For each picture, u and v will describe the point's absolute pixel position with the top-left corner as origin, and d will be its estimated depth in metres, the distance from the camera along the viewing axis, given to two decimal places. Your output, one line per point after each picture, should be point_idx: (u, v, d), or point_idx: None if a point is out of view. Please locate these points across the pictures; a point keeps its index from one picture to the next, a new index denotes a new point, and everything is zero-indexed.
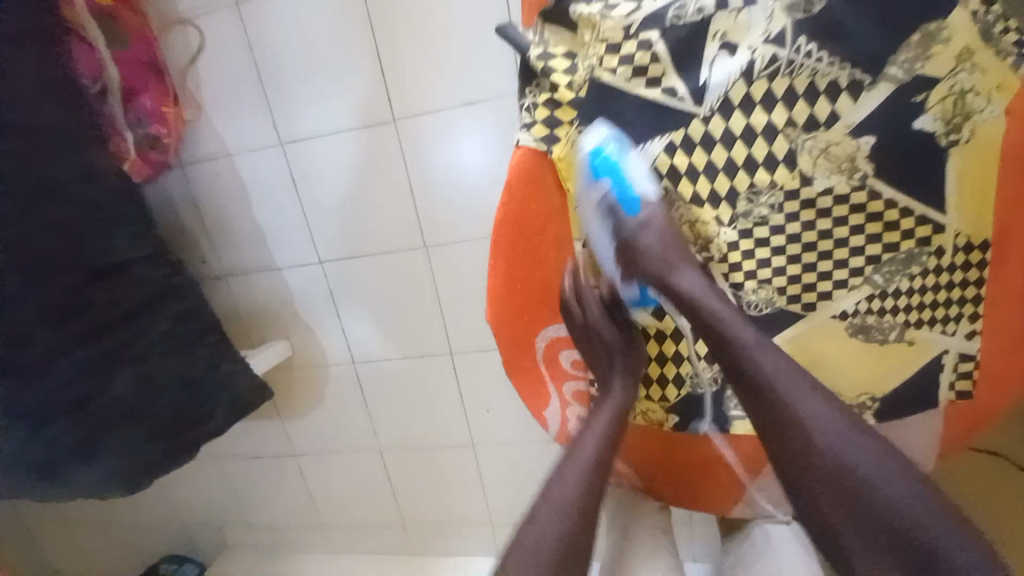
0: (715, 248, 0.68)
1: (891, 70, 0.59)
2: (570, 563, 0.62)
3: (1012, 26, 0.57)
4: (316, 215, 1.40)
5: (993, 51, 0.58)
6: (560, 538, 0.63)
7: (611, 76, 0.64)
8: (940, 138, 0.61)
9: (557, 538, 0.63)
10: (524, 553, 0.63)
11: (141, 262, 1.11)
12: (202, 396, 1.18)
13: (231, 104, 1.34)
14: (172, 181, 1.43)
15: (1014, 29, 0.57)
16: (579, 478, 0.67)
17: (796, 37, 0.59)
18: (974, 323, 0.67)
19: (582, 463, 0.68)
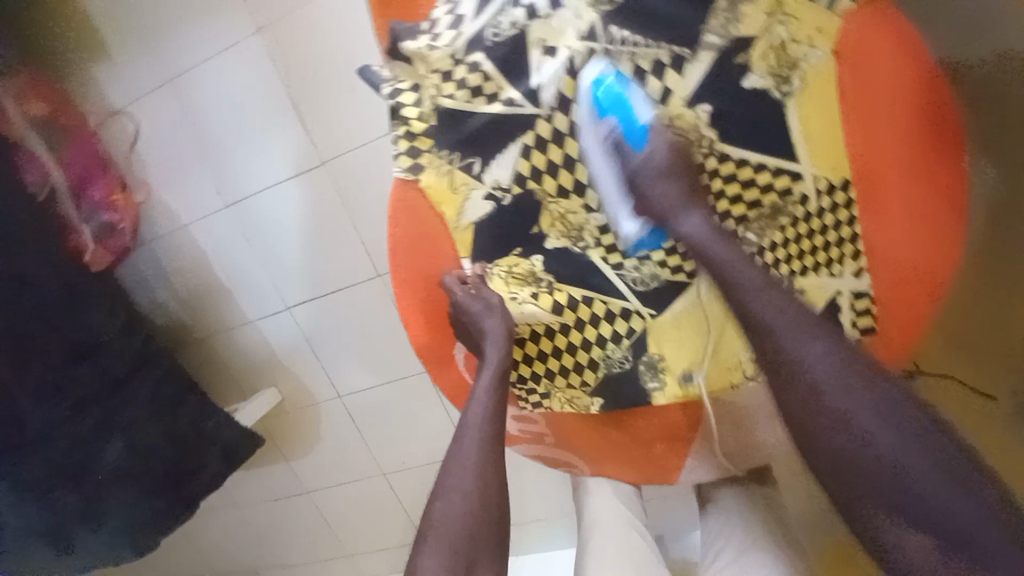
0: (588, 235, 0.73)
1: (707, 38, 0.60)
2: (477, 512, 0.66)
3: None
4: (273, 264, 1.46)
5: None
6: (470, 511, 0.66)
7: (451, 100, 0.67)
8: (775, 91, 0.62)
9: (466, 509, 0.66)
10: (433, 531, 0.65)
11: (117, 338, 1.16)
12: (192, 451, 1.24)
13: (175, 178, 1.42)
14: (140, 258, 1.53)
15: None
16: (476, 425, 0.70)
17: (607, 27, 0.61)
18: (858, 260, 0.67)
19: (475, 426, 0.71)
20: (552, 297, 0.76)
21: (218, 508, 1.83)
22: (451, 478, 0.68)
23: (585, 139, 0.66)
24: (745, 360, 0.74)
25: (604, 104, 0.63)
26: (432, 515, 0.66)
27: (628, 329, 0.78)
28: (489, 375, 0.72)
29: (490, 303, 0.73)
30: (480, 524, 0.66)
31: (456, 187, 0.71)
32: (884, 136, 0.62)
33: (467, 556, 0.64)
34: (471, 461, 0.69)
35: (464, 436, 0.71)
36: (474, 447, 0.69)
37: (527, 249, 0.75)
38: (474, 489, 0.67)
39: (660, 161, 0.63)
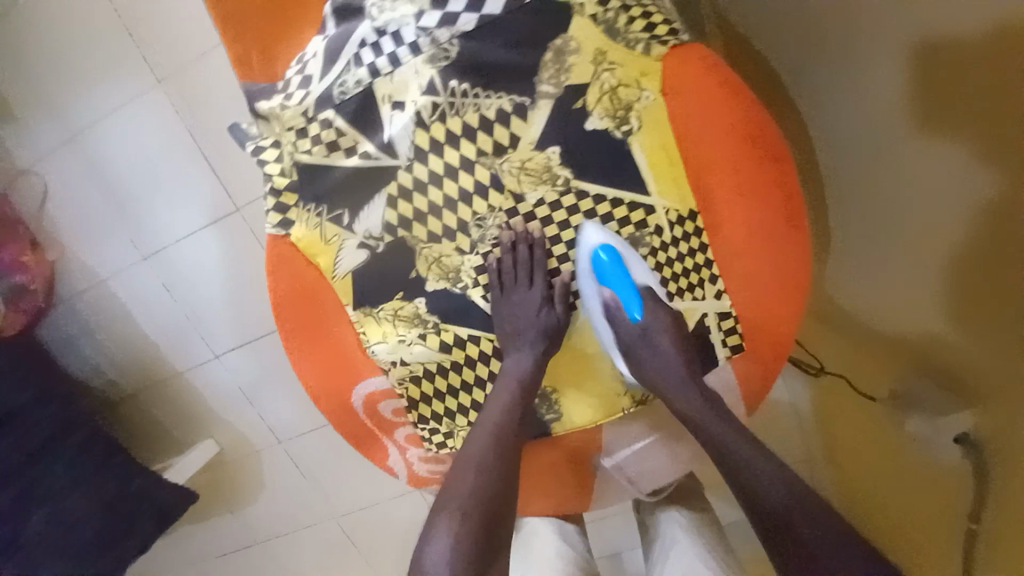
0: (465, 275, 0.73)
1: (542, 87, 0.64)
2: (499, 495, 0.66)
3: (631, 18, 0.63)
4: (198, 313, 1.42)
5: (623, 43, 0.64)
6: (478, 511, 0.64)
7: (309, 155, 0.68)
8: (616, 131, 0.65)
9: (479, 498, 0.65)
10: (447, 509, 0.64)
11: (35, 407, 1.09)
12: (122, 518, 1.17)
13: (88, 233, 1.37)
14: (60, 317, 1.46)
15: (635, 19, 0.64)
16: (502, 408, 0.70)
17: (447, 82, 0.64)
18: (717, 283, 0.70)
19: (499, 409, 0.70)
20: (439, 337, 0.76)
21: (167, 571, 1.74)
22: (467, 472, 0.67)
23: (586, 300, 0.74)
24: (632, 385, 0.76)
25: (607, 272, 0.68)
26: (448, 491, 0.66)
27: None
28: (513, 384, 0.71)
29: (531, 306, 0.72)
30: (494, 524, 0.64)
31: (329, 239, 0.71)
32: (723, 166, 0.66)
33: (485, 535, 0.63)
34: (487, 456, 0.68)
35: (478, 428, 0.70)
36: (495, 450, 0.68)
37: (409, 294, 0.74)
38: (494, 474, 0.67)
39: (650, 332, 0.70)
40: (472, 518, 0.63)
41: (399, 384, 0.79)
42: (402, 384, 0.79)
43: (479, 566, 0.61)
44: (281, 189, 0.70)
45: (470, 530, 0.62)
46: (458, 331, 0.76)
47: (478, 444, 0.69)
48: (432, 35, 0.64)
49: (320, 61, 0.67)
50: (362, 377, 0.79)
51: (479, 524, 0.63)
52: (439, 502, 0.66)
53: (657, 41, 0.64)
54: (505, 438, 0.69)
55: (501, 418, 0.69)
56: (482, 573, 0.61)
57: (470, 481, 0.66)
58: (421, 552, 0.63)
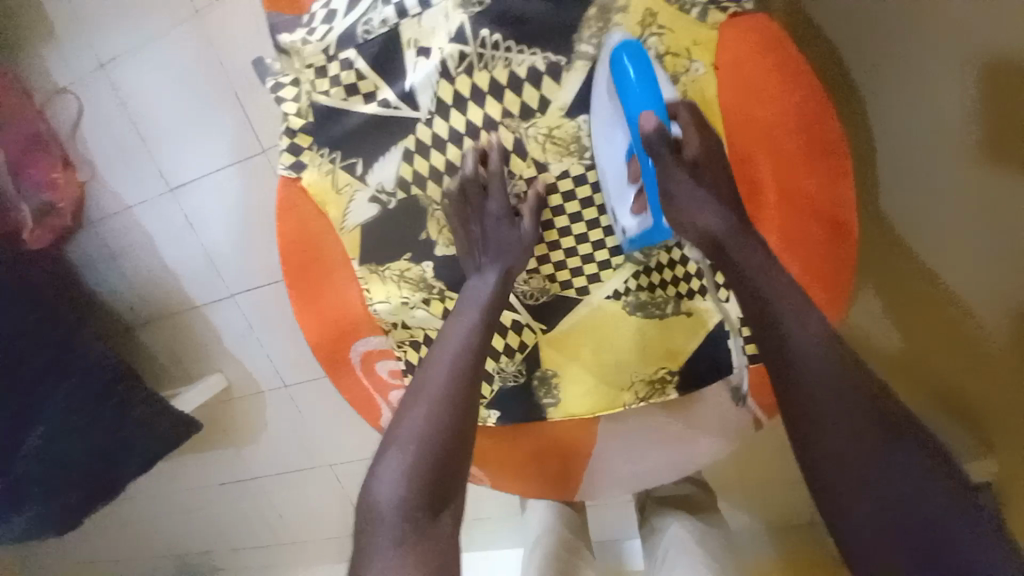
0: None
1: (581, 47, 0.60)
2: (455, 428, 0.59)
3: None
4: (216, 250, 1.42)
5: (678, 7, 0.58)
6: (431, 449, 0.58)
7: (327, 98, 0.65)
8: None
9: (433, 432, 0.58)
10: (397, 445, 0.58)
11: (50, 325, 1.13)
12: (124, 438, 1.22)
13: (118, 159, 1.38)
14: (87, 239, 1.49)
15: None
16: (463, 334, 0.63)
17: (478, 30, 0.60)
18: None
19: (460, 337, 0.63)
20: (443, 304, 0.73)
21: (171, 492, 1.83)
22: (420, 407, 0.60)
23: (594, 130, 0.63)
24: (637, 381, 0.73)
25: (630, 82, 0.56)
26: (399, 426, 0.60)
27: (520, 342, 0.75)
28: (476, 306, 0.64)
29: (495, 222, 0.64)
30: (449, 459, 0.58)
31: (340, 188, 0.69)
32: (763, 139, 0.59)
33: (441, 473, 0.58)
34: (440, 388, 0.61)
35: (437, 355, 0.63)
36: (449, 380, 0.61)
37: (417, 255, 0.72)
38: (447, 407, 0.60)
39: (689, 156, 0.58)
40: (425, 454, 0.57)
41: (398, 347, 0.77)
42: (401, 347, 0.77)
43: (429, 501, 0.56)
44: (298, 131, 0.67)
45: (423, 467, 0.57)
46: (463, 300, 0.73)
47: (433, 372, 0.62)
48: None
49: None
50: (360, 331, 0.77)
51: (431, 462, 0.57)
52: (387, 436, 0.60)
53: (716, 6, 0.58)
54: (464, 365, 0.62)
55: (456, 351, 0.62)
56: (435, 509, 0.56)
57: (420, 415, 0.59)
58: (367, 493, 0.57)
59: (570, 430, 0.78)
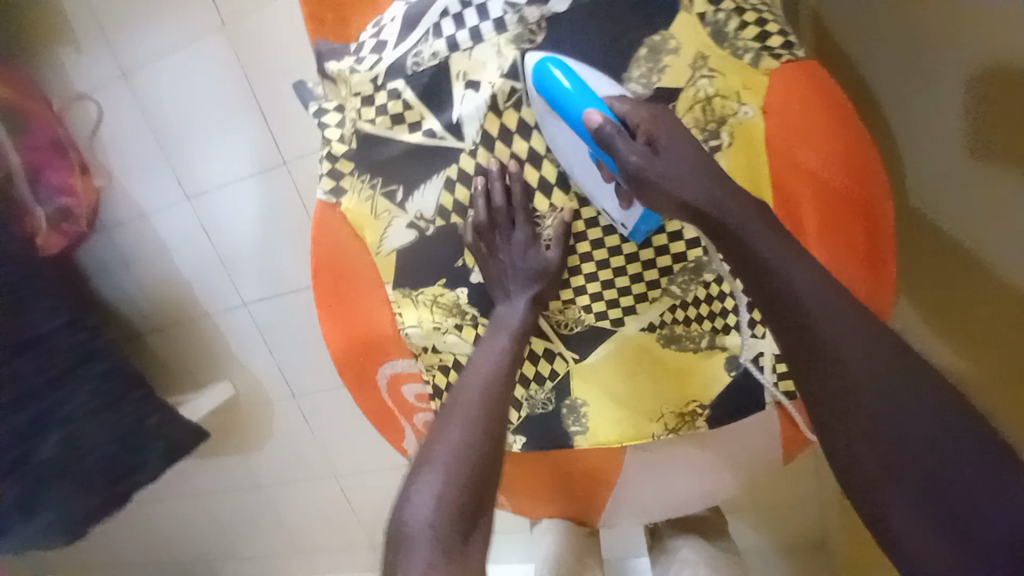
0: None
1: (630, 85, 0.60)
2: (487, 448, 0.60)
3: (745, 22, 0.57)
4: (231, 258, 1.42)
5: (730, 51, 0.58)
6: (468, 466, 0.58)
7: (372, 125, 0.66)
8: (702, 144, 0.60)
9: (467, 451, 0.59)
10: (432, 464, 0.58)
11: (64, 338, 1.13)
12: (133, 448, 1.19)
13: (136, 166, 1.38)
14: (99, 244, 1.48)
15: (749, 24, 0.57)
16: (494, 357, 0.66)
17: (529, 65, 0.62)
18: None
19: (490, 360, 0.66)
20: (475, 331, 0.73)
21: (173, 499, 1.81)
22: (456, 425, 0.61)
23: (547, 139, 0.63)
24: (667, 413, 0.73)
25: (567, 91, 0.57)
26: (433, 445, 0.60)
27: (551, 370, 0.75)
28: (506, 332, 0.67)
29: (517, 253, 0.67)
30: (481, 479, 0.59)
31: (377, 214, 0.69)
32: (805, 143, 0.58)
33: (475, 494, 0.57)
34: (475, 409, 0.62)
35: (470, 378, 0.65)
36: (483, 401, 0.63)
37: (451, 281, 0.72)
38: (480, 425, 0.61)
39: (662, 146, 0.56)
40: (459, 473, 0.57)
41: (426, 371, 0.76)
42: (430, 371, 0.76)
43: (464, 524, 0.55)
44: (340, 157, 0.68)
45: (456, 487, 0.57)
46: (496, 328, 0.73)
47: (466, 392, 0.64)
48: (520, 13, 0.61)
49: (398, 26, 0.64)
50: (387, 354, 0.77)
51: (465, 479, 0.57)
52: (422, 455, 0.60)
53: (769, 53, 0.57)
54: (496, 387, 0.64)
55: (491, 375, 0.64)
56: (468, 531, 0.55)
57: (455, 434, 0.60)
58: (400, 514, 0.56)
59: (597, 460, 0.78)
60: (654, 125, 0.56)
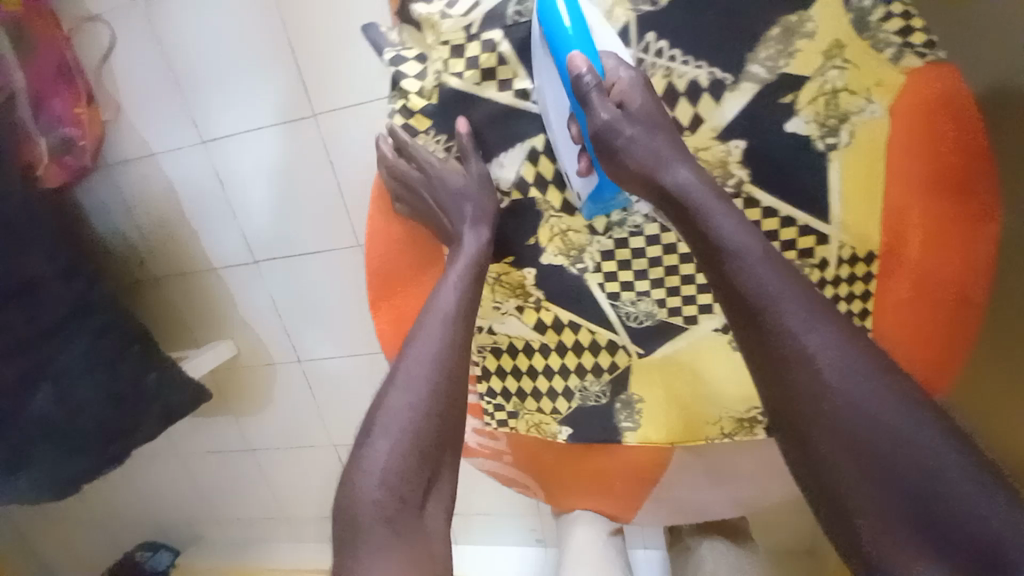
0: (588, 257, 0.69)
1: (752, 67, 0.58)
2: (436, 416, 0.59)
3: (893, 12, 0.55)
4: (244, 211, 1.34)
5: (871, 42, 0.56)
6: (415, 434, 0.58)
7: (459, 80, 0.65)
8: (816, 142, 0.58)
9: (413, 419, 0.58)
10: (378, 432, 0.58)
11: (63, 284, 1.05)
12: (132, 407, 1.12)
13: (147, 103, 1.27)
14: (98, 183, 1.37)
15: (897, 15, 0.55)
16: (445, 313, 0.62)
17: (644, 33, 0.60)
18: (865, 321, 0.62)
19: (441, 315, 0.63)
20: (537, 314, 0.72)
21: (158, 456, 1.75)
22: (397, 391, 0.59)
23: None
24: (725, 417, 0.70)
25: (566, 32, 0.57)
26: (379, 416, 0.59)
27: (611, 362, 0.72)
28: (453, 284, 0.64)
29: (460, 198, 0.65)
30: (432, 449, 0.59)
31: None
32: (919, 216, 0.59)
33: (425, 465, 0.58)
34: (418, 373, 0.60)
35: (418, 336, 0.62)
36: (427, 365, 0.61)
37: (519, 260, 0.70)
38: (427, 391, 0.60)
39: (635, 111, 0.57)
40: (406, 444, 0.57)
41: (477, 352, 0.75)
42: (481, 352, 0.75)
43: (419, 497, 0.57)
44: (416, 110, 0.66)
45: (405, 461, 0.57)
46: (563, 312, 0.71)
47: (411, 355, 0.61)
48: None
49: None
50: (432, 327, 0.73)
51: (413, 452, 0.57)
52: (368, 422, 0.60)
53: (912, 48, 0.55)
54: (451, 348, 0.62)
55: (439, 335, 0.62)
56: (420, 504, 0.57)
57: (401, 403, 0.59)
58: (349, 484, 0.56)
59: (637, 456, 0.76)
60: (631, 92, 0.57)
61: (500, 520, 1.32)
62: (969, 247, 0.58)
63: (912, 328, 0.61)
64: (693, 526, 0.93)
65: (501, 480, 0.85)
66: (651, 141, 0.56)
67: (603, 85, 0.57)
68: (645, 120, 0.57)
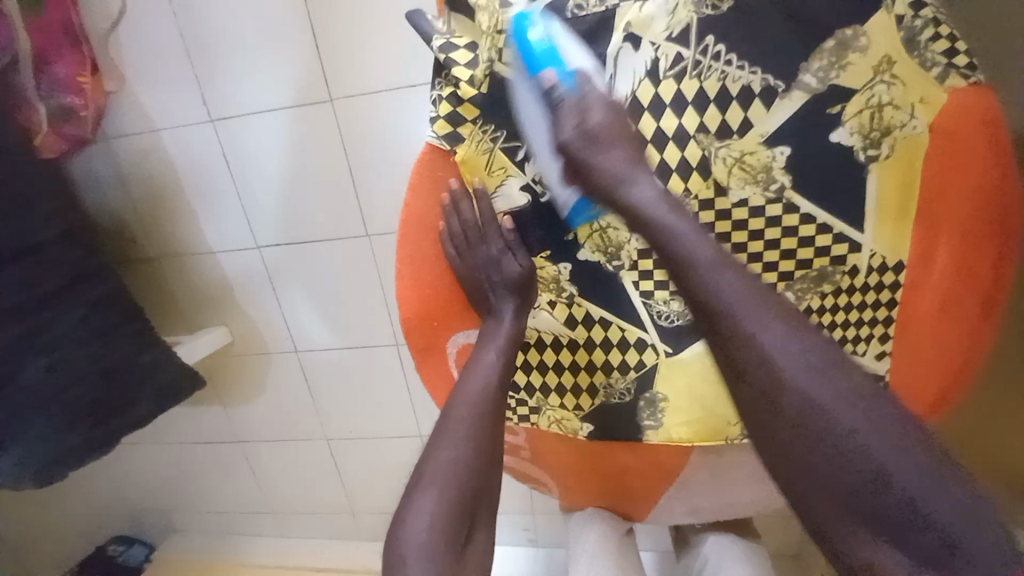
0: (625, 254, 0.70)
1: (805, 77, 0.62)
2: (479, 468, 0.67)
3: (942, 33, 0.58)
4: (250, 193, 1.30)
5: (919, 61, 0.60)
6: (458, 486, 0.65)
7: (513, 72, 0.66)
8: (859, 153, 0.63)
9: (457, 472, 0.65)
10: (425, 482, 0.65)
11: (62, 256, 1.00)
12: (124, 386, 1.08)
13: (156, 77, 1.23)
14: (97, 155, 1.32)
15: (946, 37, 0.59)
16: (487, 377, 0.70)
17: (704, 36, 0.62)
18: (888, 327, 0.67)
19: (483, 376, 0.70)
20: (568, 309, 0.73)
21: (137, 444, 1.68)
22: (444, 446, 0.67)
23: (644, 66, 0.64)
24: None
25: (537, 54, 0.62)
26: (426, 467, 0.66)
27: (637, 361, 0.73)
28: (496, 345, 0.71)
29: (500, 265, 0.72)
30: (474, 497, 0.66)
31: (492, 170, 0.69)
32: (949, 241, 0.63)
33: (468, 515, 0.64)
34: (463, 429, 0.68)
35: (461, 397, 0.69)
36: (472, 422, 0.68)
37: (555, 254, 0.73)
38: (471, 446, 0.67)
39: (598, 134, 0.61)
40: (449, 492, 0.64)
41: None
42: None
43: (457, 541, 0.62)
44: (466, 100, 0.67)
45: (449, 509, 0.63)
46: (597, 310, 0.72)
47: (454, 414, 0.69)
48: None
49: None
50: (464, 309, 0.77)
51: (457, 500, 0.64)
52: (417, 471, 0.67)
53: (958, 70, 0.59)
54: (488, 403, 0.70)
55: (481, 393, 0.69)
56: (461, 548, 0.62)
57: (448, 455, 0.66)
58: (398, 526, 0.63)
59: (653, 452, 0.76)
60: (601, 112, 0.62)
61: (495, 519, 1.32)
62: (994, 272, 0.62)
63: (929, 345, 0.66)
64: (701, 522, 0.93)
65: (517, 477, 0.85)
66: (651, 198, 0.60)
67: (574, 106, 0.62)
68: (610, 141, 0.61)
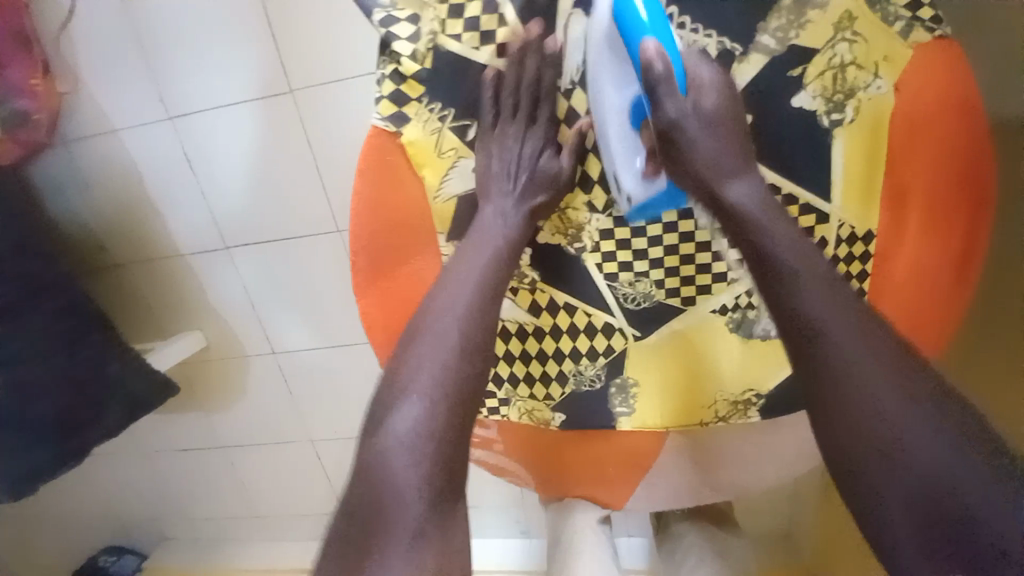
0: (587, 236, 0.69)
1: (763, 39, 0.61)
2: (468, 372, 0.61)
3: None
4: (216, 192, 1.26)
5: (880, 16, 0.59)
6: (435, 424, 0.58)
7: (457, 44, 0.65)
8: (823, 116, 0.62)
9: (446, 378, 0.60)
10: (410, 392, 0.59)
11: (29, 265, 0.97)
12: (93, 396, 1.04)
13: (111, 75, 1.17)
14: (55, 160, 1.27)
15: None
16: (476, 270, 0.64)
17: None
18: None
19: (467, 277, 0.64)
20: (532, 295, 0.71)
21: (120, 455, 1.65)
22: (428, 341, 0.61)
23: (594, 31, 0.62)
24: (721, 400, 0.70)
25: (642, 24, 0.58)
26: (410, 369, 0.60)
27: (607, 346, 0.71)
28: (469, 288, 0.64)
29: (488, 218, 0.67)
30: (465, 407, 0.61)
31: (443, 151, 0.67)
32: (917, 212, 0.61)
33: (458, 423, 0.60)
34: (451, 326, 0.62)
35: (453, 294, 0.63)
36: (460, 316, 0.62)
37: None
38: (458, 348, 0.61)
39: (706, 110, 0.60)
40: (433, 403, 0.59)
41: None
42: None
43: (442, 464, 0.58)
44: (409, 76, 0.65)
45: (437, 420, 0.58)
46: (562, 295, 0.70)
47: (441, 312, 0.63)
48: None
49: None
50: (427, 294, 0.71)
51: (447, 412, 0.59)
52: (388, 394, 0.61)
53: (920, 24, 0.58)
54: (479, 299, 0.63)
55: (458, 324, 0.62)
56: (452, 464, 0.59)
57: (435, 357, 0.61)
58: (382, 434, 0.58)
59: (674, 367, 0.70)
60: (712, 94, 0.60)
61: (483, 512, 1.30)
62: (965, 243, 0.60)
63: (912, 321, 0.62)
64: (679, 511, 0.93)
65: (491, 471, 0.81)
66: (713, 143, 0.60)
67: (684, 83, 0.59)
68: (710, 124, 0.60)
